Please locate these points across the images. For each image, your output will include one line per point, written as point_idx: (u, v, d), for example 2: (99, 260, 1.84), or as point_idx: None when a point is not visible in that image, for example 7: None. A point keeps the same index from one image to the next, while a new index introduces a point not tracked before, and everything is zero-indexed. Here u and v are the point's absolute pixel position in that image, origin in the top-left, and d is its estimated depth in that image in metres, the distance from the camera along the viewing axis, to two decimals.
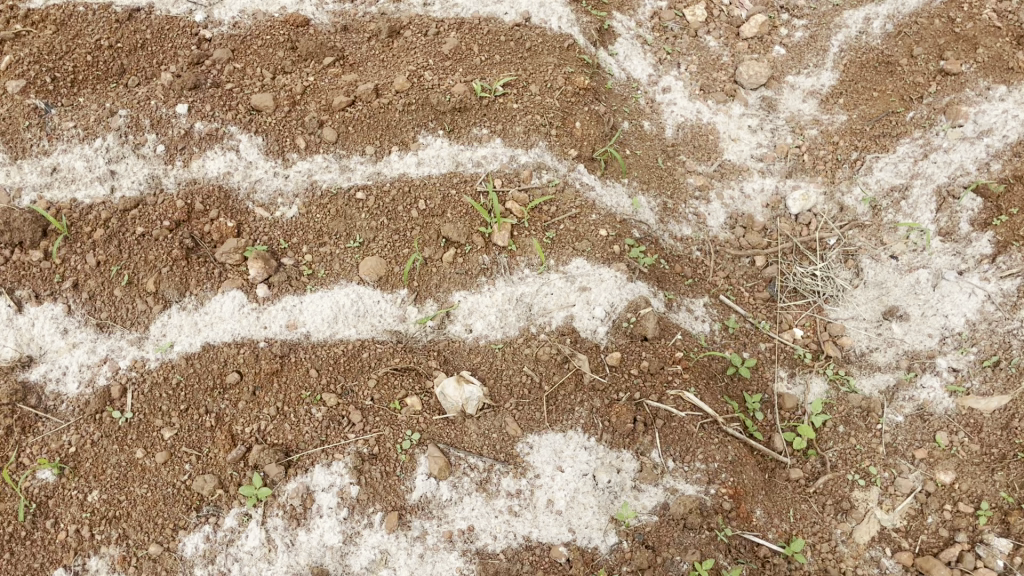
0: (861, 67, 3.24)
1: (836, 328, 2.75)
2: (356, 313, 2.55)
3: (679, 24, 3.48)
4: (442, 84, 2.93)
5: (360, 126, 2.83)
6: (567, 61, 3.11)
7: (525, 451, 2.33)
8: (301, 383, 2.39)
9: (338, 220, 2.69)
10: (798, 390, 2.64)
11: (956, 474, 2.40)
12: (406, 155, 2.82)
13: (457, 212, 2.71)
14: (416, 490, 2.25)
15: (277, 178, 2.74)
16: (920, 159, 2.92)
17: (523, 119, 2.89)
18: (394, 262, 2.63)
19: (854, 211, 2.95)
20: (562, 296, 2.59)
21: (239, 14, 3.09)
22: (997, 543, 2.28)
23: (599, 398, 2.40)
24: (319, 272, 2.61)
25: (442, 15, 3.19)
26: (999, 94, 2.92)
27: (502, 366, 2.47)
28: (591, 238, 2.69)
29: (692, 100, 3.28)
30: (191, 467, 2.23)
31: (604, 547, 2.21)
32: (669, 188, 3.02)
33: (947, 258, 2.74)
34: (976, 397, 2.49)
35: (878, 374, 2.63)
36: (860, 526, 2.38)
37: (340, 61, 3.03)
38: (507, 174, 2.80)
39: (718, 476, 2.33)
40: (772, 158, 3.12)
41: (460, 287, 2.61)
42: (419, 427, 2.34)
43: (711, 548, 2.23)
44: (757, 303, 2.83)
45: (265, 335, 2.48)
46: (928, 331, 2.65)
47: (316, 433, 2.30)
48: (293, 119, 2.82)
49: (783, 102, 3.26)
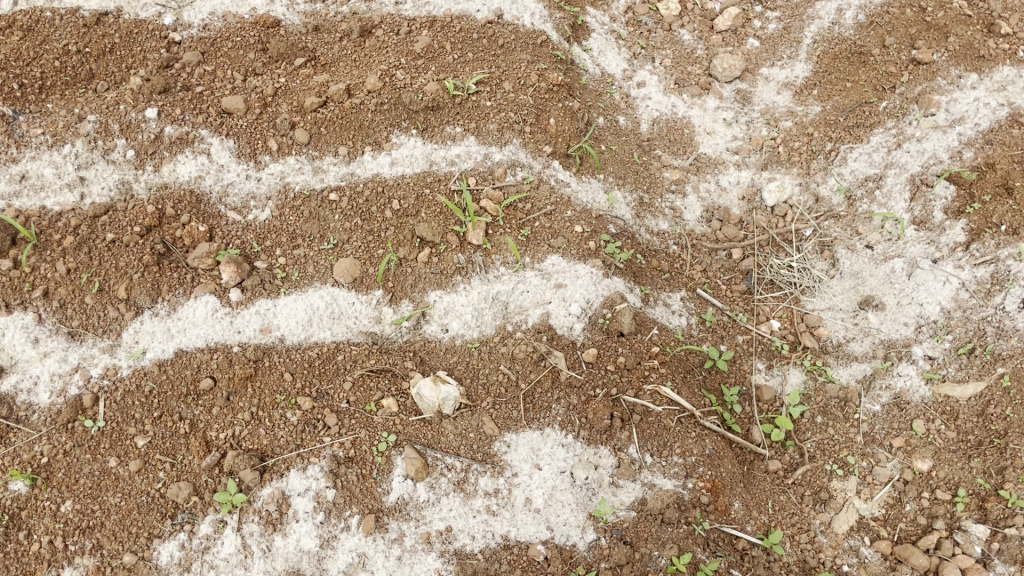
0: (834, 58, 3.23)
1: (813, 319, 2.75)
2: (330, 315, 2.53)
3: (652, 19, 3.49)
4: (414, 83, 2.91)
5: (332, 126, 2.81)
6: (541, 57, 3.11)
7: (503, 450, 2.32)
8: (276, 387, 2.38)
9: (312, 222, 2.67)
10: (776, 381, 2.65)
11: (933, 461, 2.41)
12: (379, 155, 2.80)
13: (431, 211, 2.70)
14: (393, 492, 2.24)
15: (249, 181, 2.73)
16: (893, 148, 2.93)
17: (497, 116, 2.88)
18: (368, 263, 2.61)
19: (830, 201, 2.95)
20: (538, 293, 2.58)
21: (209, 16, 3.06)
22: (974, 529, 2.28)
23: (575, 395, 2.40)
24: (293, 275, 2.59)
25: (414, 14, 3.18)
26: (971, 82, 2.96)
27: (478, 366, 2.46)
28: (566, 234, 2.70)
29: (667, 94, 3.28)
30: (166, 475, 2.21)
31: (583, 544, 2.22)
32: (645, 183, 3.02)
33: (921, 246, 2.75)
34: (952, 384, 2.50)
35: (856, 364, 2.63)
36: (838, 516, 2.38)
37: (312, 62, 3.02)
38: (481, 173, 2.79)
39: (696, 470, 2.34)
40: (747, 151, 3.11)
41: (436, 286, 2.60)
42: (396, 428, 2.33)
43: (688, 543, 2.24)
44: (733, 296, 2.83)
45: (239, 339, 2.46)
46: (904, 320, 2.65)
47: (291, 438, 2.29)
48: (264, 121, 2.80)
49: (757, 94, 3.27)
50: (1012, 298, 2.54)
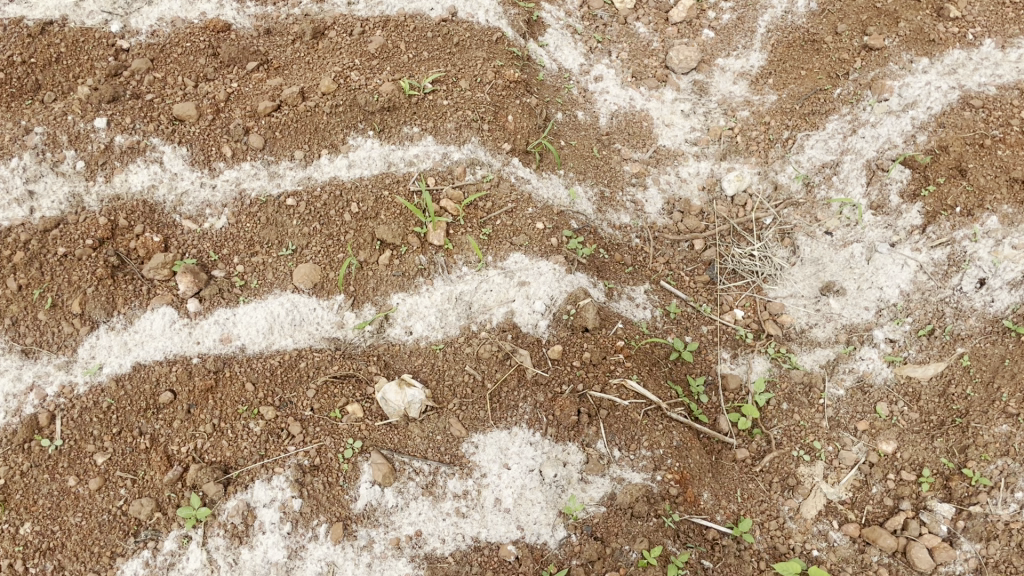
0: (788, 47, 3.26)
1: (776, 306, 2.77)
2: (292, 322, 2.50)
3: (607, 12, 3.50)
4: (369, 84, 2.88)
5: (287, 131, 2.78)
6: (496, 54, 3.09)
7: (471, 451, 2.31)
8: (237, 397, 2.33)
9: (270, 227, 2.63)
10: (741, 369, 2.66)
11: (897, 443, 2.43)
12: (337, 158, 2.77)
13: (391, 213, 2.66)
14: (361, 498, 2.22)
15: (204, 189, 2.68)
16: (849, 134, 2.96)
17: (455, 115, 2.86)
18: (328, 268, 2.58)
19: (788, 189, 2.98)
20: (502, 292, 2.57)
21: (158, 22, 2.99)
22: (939, 508, 2.31)
23: (542, 392, 2.39)
24: (252, 283, 2.55)
25: (366, 14, 3.15)
26: (922, 67, 2.99)
27: (444, 367, 2.44)
28: (528, 232, 2.68)
29: (624, 87, 3.30)
30: (128, 491, 2.16)
31: (553, 542, 2.22)
32: (606, 177, 3.04)
33: (879, 231, 2.77)
34: (914, 366, 2.53)
35: (818, 350, 2.67)
36: (806, 501, 2.40)
37: (264, 66, 2.98)
38: (440, 173, 2.77)
39: (664, 462, 2.34)
40: (705, 142, 3.14)
41: (398, 288, 2.57)
42: (362, 434, 2.31)
43: (659, 536, 2.24)
44: (696, 286, 2.85)
45: (198, 350, 2.41)
46: (864, 305, 2.68)
47: (254, 448, 2.25)
48: (217, 127, 2.76)
49: (714, 85, 3.29)
50: (968, 279, 2.57)
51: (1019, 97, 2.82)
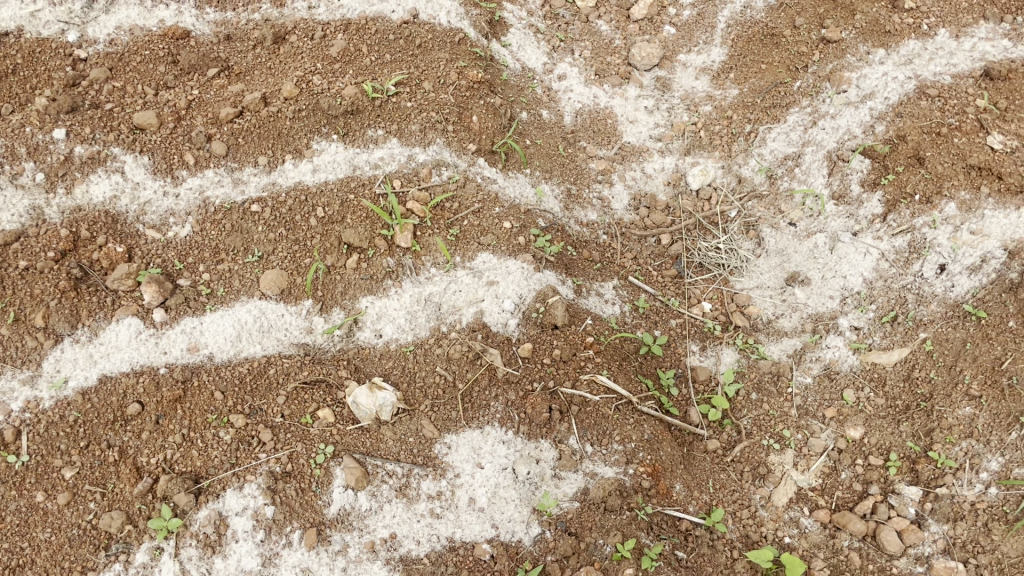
0: (748, 41, 3.30)
1: (742, 298, 2.81)
2: (259, 329, 2.49)
3: (569, 11, 3.54)
4: (332, 88, 2.87)
5: (250, 136, 2.76)
6: (459, 55, 3.10)
7: (444, 452, 2.31)
8: (206, 406, 2.32)
9: (234, 234, 2.61)
10: (710, 361, 2.69)
11: (864, 429, 2.47)
12: (301, 163, 2.75)
13: (357, 217, 2.66)
14: (334, 503, 2.21)
15: (167, 198, 2.66)
16: (810, 126, 3.00)
17: (418, 117, 2.86)
18: (296, 273, 2.57)
19: (752, 181, 3.01)
20: (470, 292, 2.58)
21: (115, 31, 2.95)
22: (907, 492, 2.36)
23: (513, 391, 2.40)
24: (218, 291, 2.52)
25: (328, 17, 3.14)
26: (879, 58, 3.03)
27: (415, 369, 2.44)
28: (495, 231, 2.70)
29: (588, 85, 3.32)
30: (97, 505, 2.14)
31: (528, 539, 2.22)
32: (572, 175, 3.06)
33: (841, 220, 2.81)
34: (878, 352, 2.57)
35: (786, 339, 2.70)
36: (777, 489, 2.43)
37: (225, 72, 2.97)
38: (406, 174, 2.77)
39: (636, 455, 2.36)
40: (670, 137, 3.17)
41: (367, 292, 2.57)
42: (333, 439, 2.30)
43: (632, 528, 2.25)
44: (664, 280, 2.89)
45: (165, 360, 2.39)
46: (829, 293, 2.71)
47: (225, 457, 2.24)
48: (179, 135, 2.74)
49: (676, 81, 3.33)
50: (929, 265, 2.62)
51: (973, 86, 2.89)
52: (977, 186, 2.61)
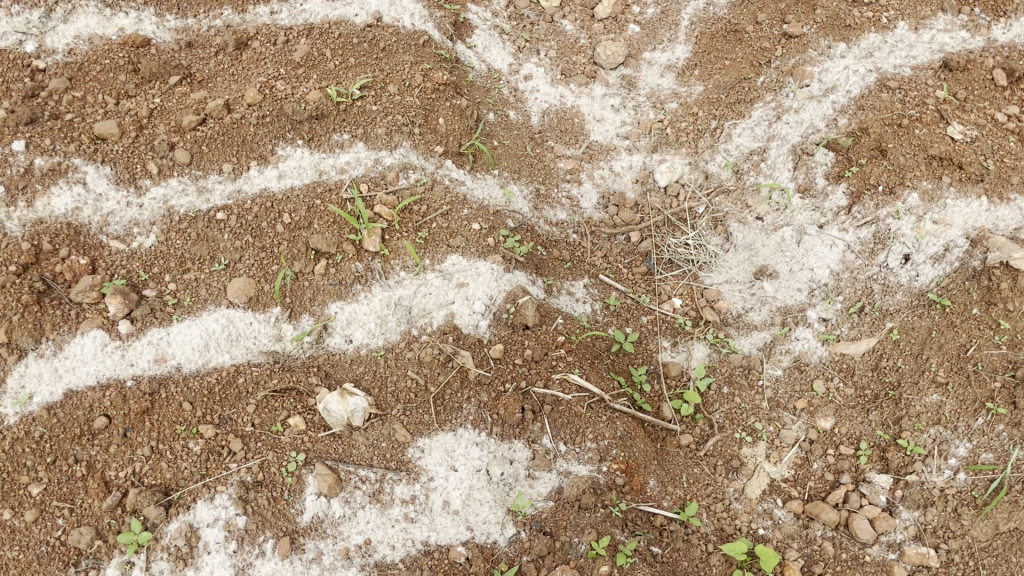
0: (712, 38, 3.33)
1: (711, 293, 2.83)
2: (227, 338, 2.47)
3: (534, 11, 3.53)
4: (296, 93, 2.85)
5: (214, 144, 2.74)
6: (424, 58, 3.09)
7: (417, 456, 2.30)
8: (175, 417, 2.29)
9: (201, 243, 2.59)
10: (681, 357, 2.71)
11: (835, 419, 2.49)
12: (266, 169, 2.74)
13: (324, 222, 2.64)
14: (307, 511, 2.20)
15: (130, 208, 2.62)
16: (774, 121, 3.02)
17: (384, 120, 2.85)
18: (263, 281, 2.55)
19: (719, 177, 3.04)
20: (441, 295, 2.57)
21: (74, 40, 2.90)
22: (878, 480, 2.38)
23: (485, 392, 2.40)
24: (185, 301, 2.50)
25: (290, 22, 3.13)
26: (840, 52, 3.05)
27: (386, 374, 2.43)
28: (464, 233, 2.69)
29: (554, 85, 3.33)
30: (65, 521, 2.11)
31: (503, 540, 2.22)
32: (540, 175, 3.07)
33: (807, 214, 2.83)
34: (846, 343, 2.60)
35: (756, 333, 2.72)
36: (751, 482, 2.44)
37: (187, 80, 2.93)
38: (372, 179, 2.75)
39: (609, 453, 2.37)
40: (637, 135, 3.18)
41: (336, 298, 2.56)
42: (305, 446, 2.28)
43: (607, 526, 2.27)
44: (635, 278, 2.90)
45: (132, 373, 2.36)
46: (796, 286, 2.74)
47: (195, 468, 2.22)
48: (141, 144, 2.70)
49: (642, 78, 3.34)
50: (894, 255, 2.65)
51: (932, 78, 2.93)
52: (939, 176, 2.64)
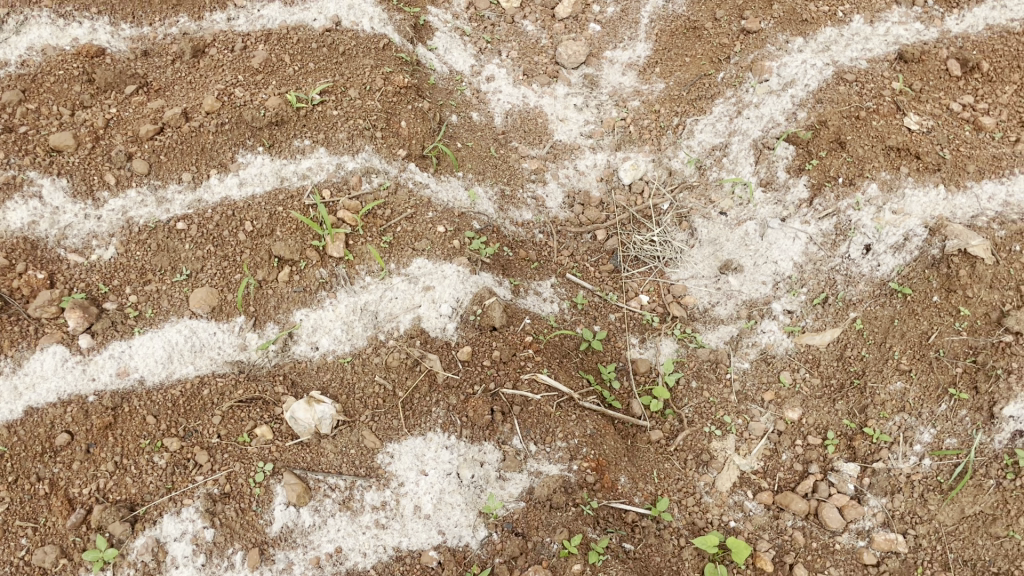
0: (671, 35, 3.35)
1: (678, 289, 2.85)
2: (191, 349, 2.43)
3: (495, 12, 3.53)
4: (255, 99, 2.82)
5: (172, 153, 2.70)
6: (384, 61, 3.07)
7: (386, 461, 2.29)
8: (139, 431, 2.25)
9: (162, 254, 2.55)
10: (649, 353, 2.72)
11: (802, 410, 2.51)
12: (226, 177, 2.71)
13: (287, 229, 2.61)
14: (276, 521, 2.18)
15: (88, 221, 2.58)
16: (735, 116, 3.04)
17: (345, 124, 2.82)
18: (226, 290, 2.51)
19: (682, 173, 3.06)
20: (407, 298, 2.56)
21: (27, 52, 2.86)
22: (845, 468, 2.41)
23: (454, 395, 2.40)
24: (147, 313, 2.46)
25: (247, 28, 3.11)
26: (797, 46, 3.09)
27: (354, 380, 2.42)
28: (429, 236, 2.69)
29: (516, 85, 3.33)
30: (29, 540, 2.08)
31: (475, 543, 2.22)
32: (505, 175, 3.07)
33: (770, 207, 2.85)
34: (811, 334, 2.62)
35: (722, 327, 2.74)
36: (720, 475, 2.46)
37: (143, 89, 2.89)
38: (335, 184, 2.74)
39: (580, 451, 2.36)
40: (600, 133, 3.19)
41: (301, 305, 2.54)
42: (273, 456, 2.26)
43: (579, 524, 2.26)
44: (602, 276, 2.91)
45: (94, 388, 2.32)
46: (762, 279, 2.76)
47: (160, 482, 2.18)
48: (98, 155, 2.66)
49: (604, 77, 3.36)
50: (855, 245, 2.68)
51: (888, 70, 2.96)
52: (897, 166, 2.68)
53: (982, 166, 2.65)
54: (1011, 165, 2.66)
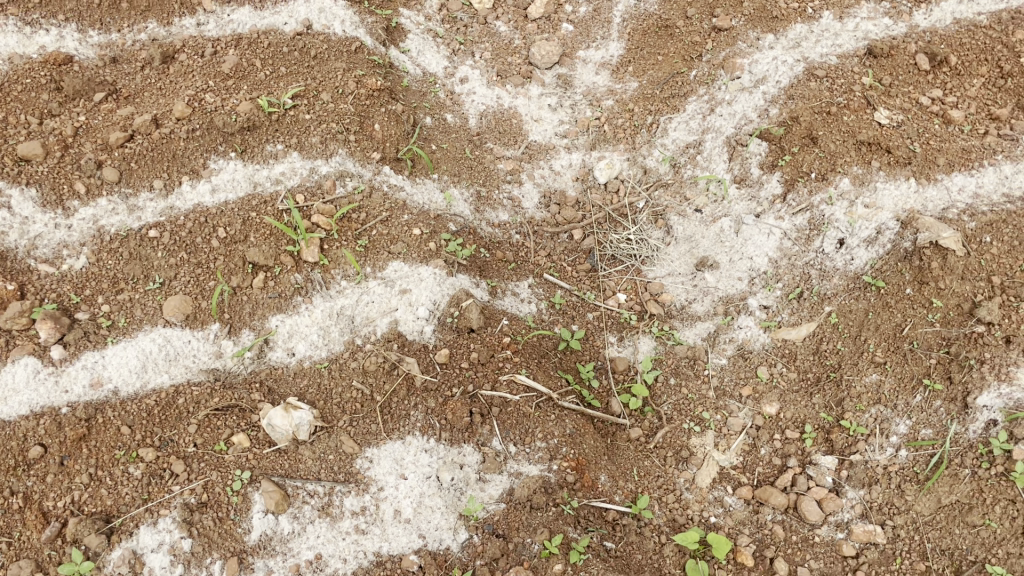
0: (643, 34, 3.36)
1: (655, 286, 2.85)
2: (165, 358, 2.41)
3: (467, 14, 3.54)
4: (226, 105, 2.80)
5: (143, 160, 2.68)
6: (357, 64, 3.06)
7: (366, 466, 2.28)
8: (113, 442, 2.22)
9: (134, 263, 2.52)
10: (628, 351, 2.73)
11: (779, 404, 2.53)
12: (198, 183, 2.68)
13: (260, 234, 2.59)
14: (255, 529, 2.16)
15: (58, 230, 2.55)
16: (708, 113, 3.05)
17: (318, 129, 2.81)
18: (200, 297, 2.49)
19: (657, 172, 3.07)
20: (384, 302, 2.54)
21: None
22: (823, 461, 2.42)
23: (432, 398, 2.38)
24: (120, 322, 2.43)
25: (217, 33, 3.08)
26: (768, 43, 3.11)
27: (332, 386, 2.40)
28: (405, 239, 2.67)
29: (490, 86, 3.33)
30: (4, 556, 2.06)
31: (456, 545, 2.21)
32: (480, 176, 3.06)
33: (744, 204, 2.87)
34: (788, 329, 2.63)
35: (700, 323, 2.75)
36: (700, 471, 2.47)
37: (112, 96, 2.86)
38: (309, 188, 2.72)
39: (559, 451, 2.38)
40: (575, 133, 3.20)
41: (276, 311, 2.52)
42: (250, 464, 2.24)
43: (559, 524, 2.27)
44: (579, 276, 2.91)
45: (67, 399, 2.29)
46: (737, 276, 2.77)
47: (136, 493, 2.16)
48: (67, 164, 2.63)
49: (577, 77, 3.37)
50: (829, 240, 2.70)
51: (858, 65, 2.98)
52: (868, 160, 2.71)
53: (951, 159, 2.70)
54: (979, 157, 2.70)
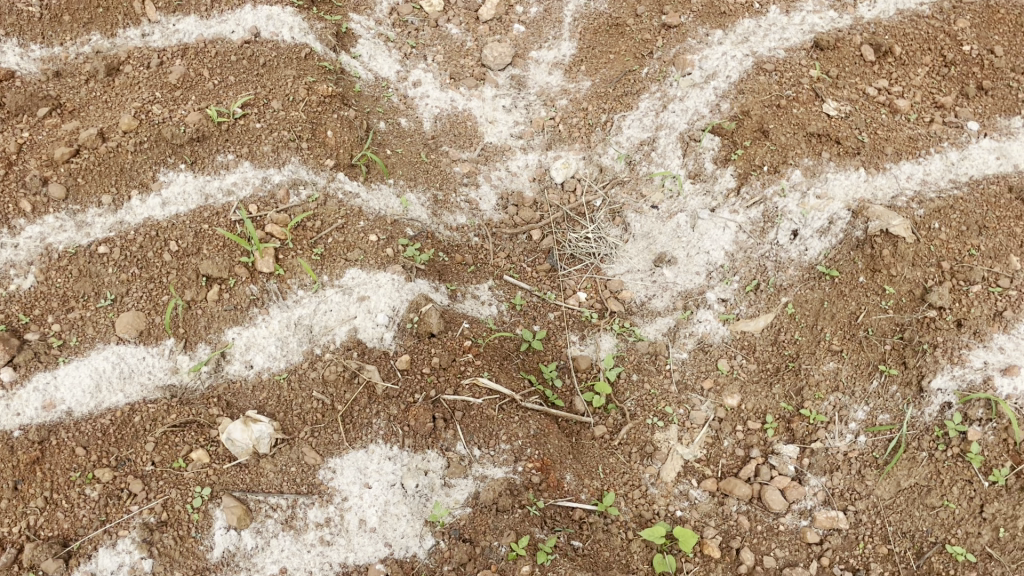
0: (595, 33, 3.37)
1: (615, 284, 2.86)
2: (120, 376, 2.36)
3: (417, 17, 3.52)
4: (174, 116, 2.76)
5: (90, 175, 2.62)
6: (307, 71, 3.03)
7: (328, 477, 2.26)
8: (68, 464, 2.19)
9: (84, 280, 2.46)
10: (590, 349, 2.72)
11: (740, 396, 2.55)
12: (148, 197, 2.64)
13: (213, 246, 2.55)
14: (217, 546, 2.14)
15: (5, 250, 2.49)
16: (660, 111, 3.07)
17: (270, 137, 2.79)
18: (153, 312, 2.44)
19: (613, 169, 3.08)
20: (342, 310, 2.52)
21: None
22: (785, 450, 2.45)
23: (394, 405, 2.37)
24: (72, 341, 2.38)
25: (162, 44, 3.03)
26: (717, 39, 3.15)
27: (291, 397, 2.37)
28: (362, 246, 2.66)
29: (443, 89, 3.32)
30: None
31: (422, 552, 2.20)
32: (437, 180, 3.05)
33: (699, 198, 2.89)
34: (746, 321, 2.66)
35: (660, 319, 2.76)
36: (665, 465, 2.47)
37: (57, 110, 2.79)
38: (262, 199, 2.69)
39: (524, 451, 2.38)
40: (530, 134, 3.20)
41: (232, 323, 2.48)
42: (210, 479, 2.21)
43: (526, 525, 2.27)
44: (539, 276, 2.91)
45: (19, 423, 2.25)
46: (695, 270, 2.80)
47: (94, 515, 2.13)
48: (12, 181, 2.57)
49: (531, 77, 3.36)
50: (783, 231, 2.73)
51: (805, 58, 3.02)
52: (819, 152, 2.75)
53: (899, 148, 2.75)
54: (925, 145, 2.76)
